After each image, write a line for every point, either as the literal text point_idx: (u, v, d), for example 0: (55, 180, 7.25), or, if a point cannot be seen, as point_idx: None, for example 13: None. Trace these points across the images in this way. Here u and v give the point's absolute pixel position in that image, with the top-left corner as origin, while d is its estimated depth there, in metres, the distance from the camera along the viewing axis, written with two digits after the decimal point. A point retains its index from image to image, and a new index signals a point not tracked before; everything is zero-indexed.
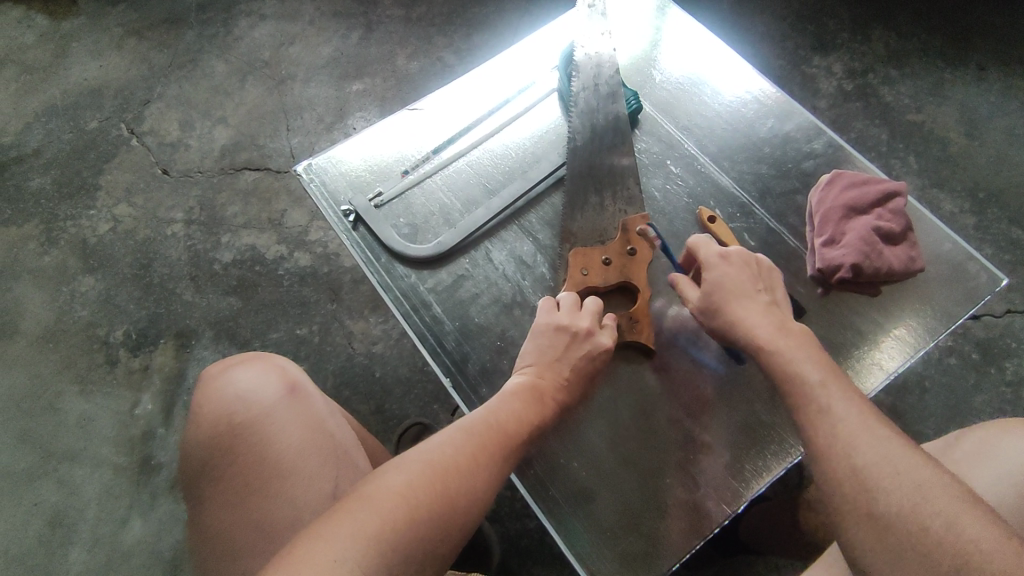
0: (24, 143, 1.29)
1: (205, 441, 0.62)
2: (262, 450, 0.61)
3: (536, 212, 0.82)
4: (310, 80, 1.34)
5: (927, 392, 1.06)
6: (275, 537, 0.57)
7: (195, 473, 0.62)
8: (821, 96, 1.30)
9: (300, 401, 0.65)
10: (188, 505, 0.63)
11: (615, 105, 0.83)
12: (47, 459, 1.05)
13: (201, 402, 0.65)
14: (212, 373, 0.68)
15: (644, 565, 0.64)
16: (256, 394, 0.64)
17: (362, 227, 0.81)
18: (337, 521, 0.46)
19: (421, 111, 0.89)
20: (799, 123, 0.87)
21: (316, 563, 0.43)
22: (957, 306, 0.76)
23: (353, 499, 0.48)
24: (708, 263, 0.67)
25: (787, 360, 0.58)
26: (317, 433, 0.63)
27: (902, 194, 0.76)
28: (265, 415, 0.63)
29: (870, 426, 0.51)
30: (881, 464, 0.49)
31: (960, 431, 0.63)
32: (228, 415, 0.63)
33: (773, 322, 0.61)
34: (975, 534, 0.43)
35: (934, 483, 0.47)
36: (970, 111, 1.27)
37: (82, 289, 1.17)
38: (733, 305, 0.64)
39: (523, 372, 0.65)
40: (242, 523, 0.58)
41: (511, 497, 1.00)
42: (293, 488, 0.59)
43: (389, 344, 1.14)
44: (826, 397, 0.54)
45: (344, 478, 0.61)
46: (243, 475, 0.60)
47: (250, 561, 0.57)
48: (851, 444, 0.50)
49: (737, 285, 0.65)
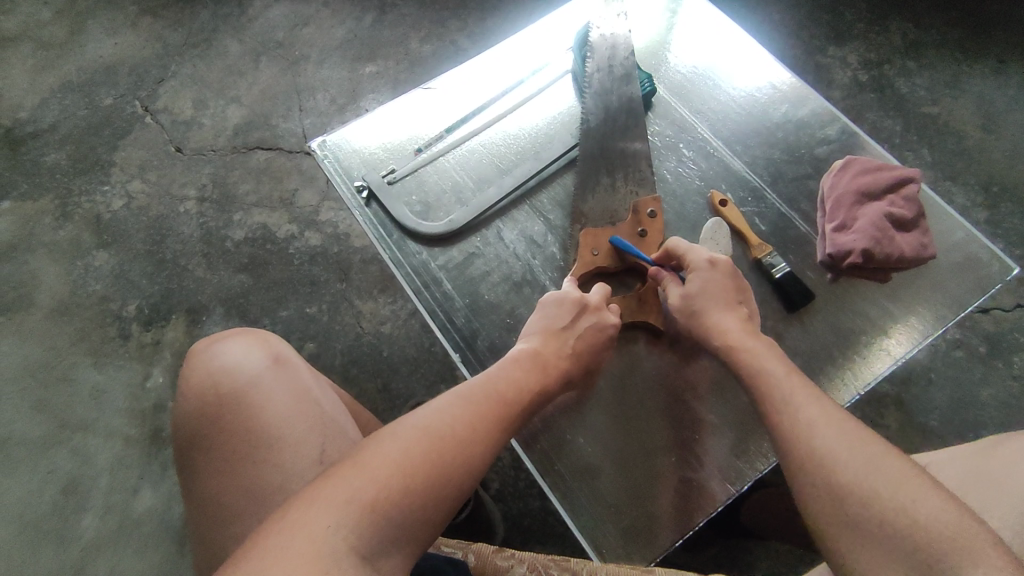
0: (40, 119, 1.30)
1: (193, 413, 0.63)
2: (249, 419, 0.62)
3: (548, 192, 0.83)
4: (324, 62, 1.35)
5: (932, 384, 1.06)
6: (269, 499, 0.58)
7: (186, 443, 0.63)
8: (835, 86, 1.29)
9: (284, 371, 0.65)
10: (182, 473, 0.64)
11: (630, 87, 0.83)
12: (61, 428, 1.07)
13: (189, 374, 0.65)
14: (201, 345, 0.69)
15: (644, 540, 0.65)
16: (241, 365, 0.64)
17: (376, 203, 0.82)
18: (330, 488, 0.45)
19: (435, 91, 0.89)
20: (813, 108, 0.87)
21: (307, 530, 0.42)
22: (968, 294, 0.76)
23: (348, 463, 0.47)
24: (699, 260, 0.69)
25: (754, 359, 0.61)
26: (302, 403, 0.63)
27: (914, 180, 0.76)
28: (249, 387, 0.63)
29: (835, 424, 0.53)
30: (844, 461, 0.50)
31: (997, 439, 0.59)
32: (214, 387, 0.63)
33: (745, 328, 0.65)
34: (936, 524, 0.44)
35: (897, 473, 0.48)
36: (985, 105, 1.26)
37: (97, 264, 1.18)
38: (711, 311, 0.66)
39: (527, 340, 0.66)
40: (233, 489, 0.59)
41: (514, 476, 1.01)
42: (280, 455, 0.60)
43: (397, 324, 1.15)
44: (799, 403, 0.56)
45: (331, 443, 0.61)
46: (232, 443, 0.61)
47: (244, 525, 0.58)
48: (813, 445, 0.53)
49: (718, 291, 0.67)
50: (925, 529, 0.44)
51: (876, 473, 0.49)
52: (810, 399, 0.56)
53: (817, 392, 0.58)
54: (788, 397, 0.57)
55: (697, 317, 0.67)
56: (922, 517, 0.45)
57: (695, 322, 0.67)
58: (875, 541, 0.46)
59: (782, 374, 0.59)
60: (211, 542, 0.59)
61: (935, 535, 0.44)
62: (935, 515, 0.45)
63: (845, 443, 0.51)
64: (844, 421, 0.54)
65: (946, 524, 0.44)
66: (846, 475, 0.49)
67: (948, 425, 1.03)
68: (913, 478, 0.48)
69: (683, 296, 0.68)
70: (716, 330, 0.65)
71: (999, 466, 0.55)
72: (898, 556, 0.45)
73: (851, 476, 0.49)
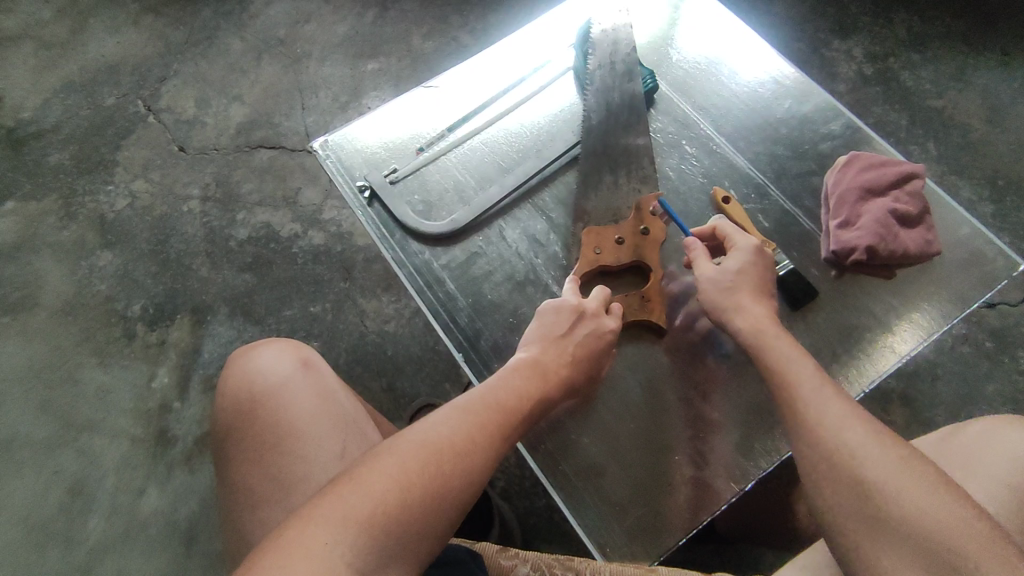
0: (42, 120, 1.30)
1: (230, 409, 0.64)
2: (277, 417, 0.62)
3: (551, 190, 0.82)
4: (325, 60, 1.34)
5: (938, 379, 1.05)
6: (290, 492, 0.58)
7: (221, 441, 0.64)
8: (840, 80, 1.28)
9: (313, 373, 0.65)
10: (217, 467, 0.64)
11: (632, 84, 0.82)
12: (68, 428, 1.07)
13: (227, 376, 0.66)
14: (242, 349, 0.70)
15: (650, 539, 0.65)
16: (273, 370, 0.65)
17: (378, 203, 0.82)
18: (327, 505, 0.45)
19: (436, 89, 0.89)
20: (817, 104, 0.87)
21: (305, 549, 0.42)
22: (973, 290, 0.75)
23: (345, 481, 0.47)
24: (740, 247, 0.69)
25: (776, 353, 0.61)
26: (328, 402, 0.63)
27: (918, 176, 0.76)
28: (280, 386, 0.64)
29: (857, 421, 0.53)
30: (855, 456, 0.50)
31: (955, 425, 0.59)
32: (249, 385, 0.64)
33: (770, 315, 0.65)
34: (948, 520, 0.44)
35: (909, 468, 0.48)
36: (992, 97, 1.25)
37: (101, 264, 1.19)
38: (740, 291, 0.66)
39: (526, 348, 0.66)
40: (259, 480, 0.60)
41: (519, 475, 1.02)
42: (305, 447, 0.60)
43: (401, 323, 1.15)
44: (814, 404, 0.56)
45: (352, 441, 0.61)
46: (258, 440, 0.61)
47: (264, 517, 0.58)
48: (835, 440, 0.52)
49: (754, 276, 0.67)
50: (941, 530, 0.44)
51: (899, 475, 0.48)
52: (835, 396, 0.56)
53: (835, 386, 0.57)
54: (805, 391, 0.57)
55: (724, 299, 0.66)
56: (939, 519, 0.45)
57: (721, 299, 0.66)
58: (881, 532, 0.47)
59: (810, 372, 0.58)
60: (236, 530, 0.60)
61: (952, 538, 0.44)
62: (949, 514, 0.45)
63: (858, 438, 0.51)
64: (858, 415, 0.54)
65: (967, 529, 0.44)
66: (858, 470, 0.50)
67: (953, 422, 1.03)
68: (933, 480, 0.47)
69: (718, 270, 0.67)
70: (741, 310, 0.65)
71: (968, 448, 0.55)
72: (901, 542, 0.46)
73: (863, 470, 0.49)
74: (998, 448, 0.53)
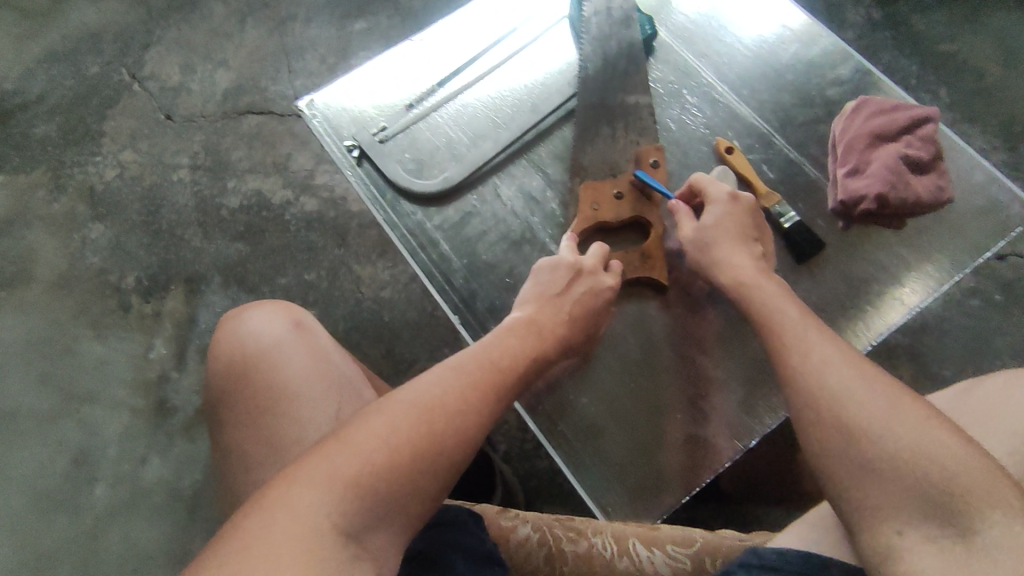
0: (25, 90, 1.26)
1: (221, 372, 0.63)
2: (270, 380, 0.60)
3: (546, 145, 0.79)
4: (312, 20, 1.29)
5: (946, 333, 1.03)
6: (283, 455, 0.57)
7: (214, 405, 0.63)
8: (848, 27, 1.22)
9: (307, 335, 0.63)
10: (210, 430, 0.63)
11: (629, 31, 0.79)
12: (68, 401, 1.07)
13: (218, 340, 0.65)
14: (233, 312, 0.68)
15: (652, 497, 0.64)
16: (265, 332, 0.63)
17: (368, 162, 0.79)
18: (312, 464, 0.43)
19: (426, 43, 0.85)
20: (825, 48, 0.83)
21: (288, 510, 0.40)
22: (985, 238, 0.72)
23: (331, 440, 0.45)
24: (715, 199, 0.67)
25: (760, 304, 0.59)
26: (322, 364, 0.61)
27: (931, 120, 0.73)
28: (273, 348, 0.62)
29: (853, 367, 0.51)
30: (852, 402, 0.48)
31: (971, 379, 0.56)
32: (241, 348, 0.62)
33: (756, 267, 0.63)
34: (948, 461, 0.43)
35: (909, 411, 0.46)
36: (1007, 41, 1.19)
37: (92, 236, 1.17)
38: (722, 246, 0.65)
39: (522, 308, 0.64)
40: (252, 443, 0.58)
41: (520, 438, 1.01)
42: (299, 410, 0.59)
43: (397, 289, 1.13)
44: (808, 350, 0.53)
45: (347, 403, 0.60)
46: (252, 403, 0.60)
47: (259, 480, 0.57)
48: (826, 388, 0.50)
49: (733, 227, 0.65)
50: (939, 473, 0.43)
51: (899, 420, 0.46)
52: (821, 341, 0.54)
53: (825, 332, 0.55)
54: (796, 340, 0.55)
55: (706, 257, 0.65)
56: (937, 460, 0.43)
57: (706, 257, 0.65)
58: (881, 482, 0.45)
59: (796, 317, 0.57)
60: (233, 494, 0.59)
61: (950, 476, 0.42)
62: (947, 454, 0.43)
63: (855, 384, 0.49)
64: (853, 361, 0.51)
65: (962, 466, 0.42)
66: (856, 417, 0.47)
67: (960, 375, 1.01)
68: (925, 418, 0.45)
69: (698, 229, 0.66)
70: (724, 266, 0.64)
71: (987, 404, 0.52)
72: (900, 490, 0.44)
73: (860, 416, 0.47)
74: (1014, 404, 0.51)
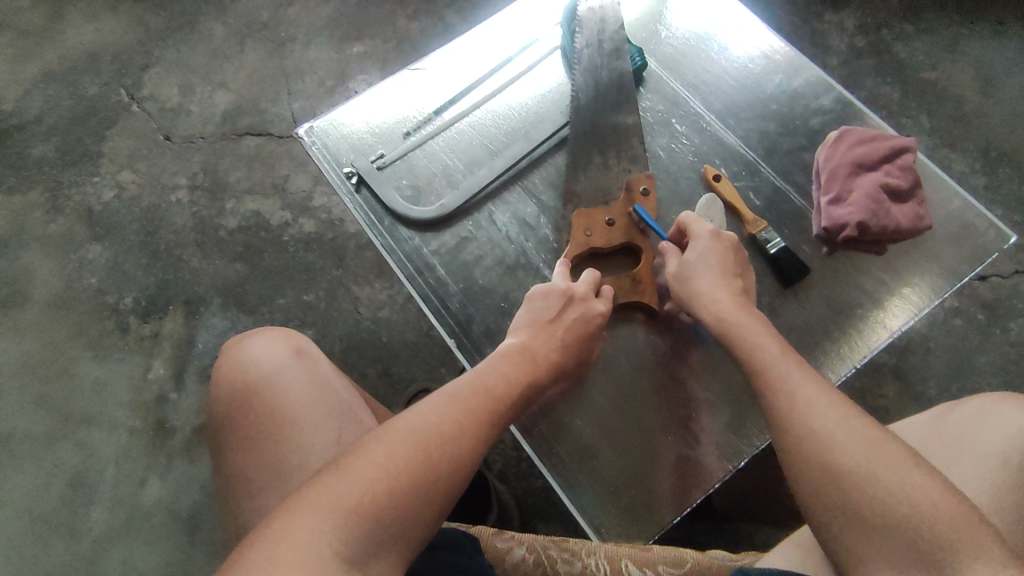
0: (24, 111, 1.28)
1: (223, 398, 0.64)
2: (271, 406, 0.62)
3: (539, 172, 0.82)
4: (310, 43, 1.32)
5: (930, 352, 1.06)
6: (284, 480, 0.58)
7: (216, 431, 0.64)
8: (832, 53, 1.26)
9: (307, 362, 0.65)
10: (212, 455, 0.64)
11: (620, 62, 0.81)
12: (65, 423, 1.07)
13: (219, 367, 0.66)
14: (234, 339, 0.70)
15: (645, 518, 0.66)
16: (266, 359, 0.64)
17: (366, 189, 0.81)
18: (315, 494, 0.45)
19: (422, 71, 0.88)
20: (808, 79, 0.86)
21: (292, 540, 0.42)
22: (963, 263, 0.75)
23: (331, 471, 0.47)
24: (697, 236, 0.69)
25: (740, 335, 0.61)
26: (322, 390, 0.63)
27: (910, 150, 0.75)
28: (274, 374, 0.63)
29: (832, 403, 0.53)
30: (832, 437, 0.50)
31: (950, 402, 0.59)
32: (242, 374, 0.64)
33: (737, 300, 0.65)
34: (922, 500, 0.45)
35: (885, 450, 0.48)
36: (984, 68, 1.24)
37: (91, 257, 1.18)
38: (702, 280, 0.67)
39: (517, 334, 0.66)
40: (254, 468, 0.60)
41: (516, 457, 1.02)
42: (300, 435, 0.60)
43: (394, 309, 1.14)
44: (790, 383, 0.55)
45: (347, 428, 0.61)
46: (253, 428, 0.61)
47: (261, 505, 0.58)
48: (807, 422, 0.52)
49: (715, 262, 0.67)
50: (913, 509, 0.45)
51: (876, 457, 0.48)
52: (803, 376, 0.56)
53: (806, 367, 0.57)
54: (778, 374, 0.57)
55: (687, 292, 0.67)
56: (912, 499, 0.45)
57: (688, 291, 0.67)
58: (860, 514, 0.47)
59: (777, 353, 0.59)
60: (234, 519, 0.60)
61: (923, 514, 0.45)
62: (921, 494, 0.45)
63: (834, 420, 0.51)
64: (833, 397, 0.54)
65: (935, 505, 0.45)
66: (836, 451, 0.49)
67: (944, 393, 1.04)
68: (900, 458, 0.48)
69: (681, 265, 0.68)
70: (705, 301, 0.65)
71: (965, 427, 0.55)
72: (877, 524, 0.46)
73: (839, 451, 0.49)
74: (990, 428, 0.53)
